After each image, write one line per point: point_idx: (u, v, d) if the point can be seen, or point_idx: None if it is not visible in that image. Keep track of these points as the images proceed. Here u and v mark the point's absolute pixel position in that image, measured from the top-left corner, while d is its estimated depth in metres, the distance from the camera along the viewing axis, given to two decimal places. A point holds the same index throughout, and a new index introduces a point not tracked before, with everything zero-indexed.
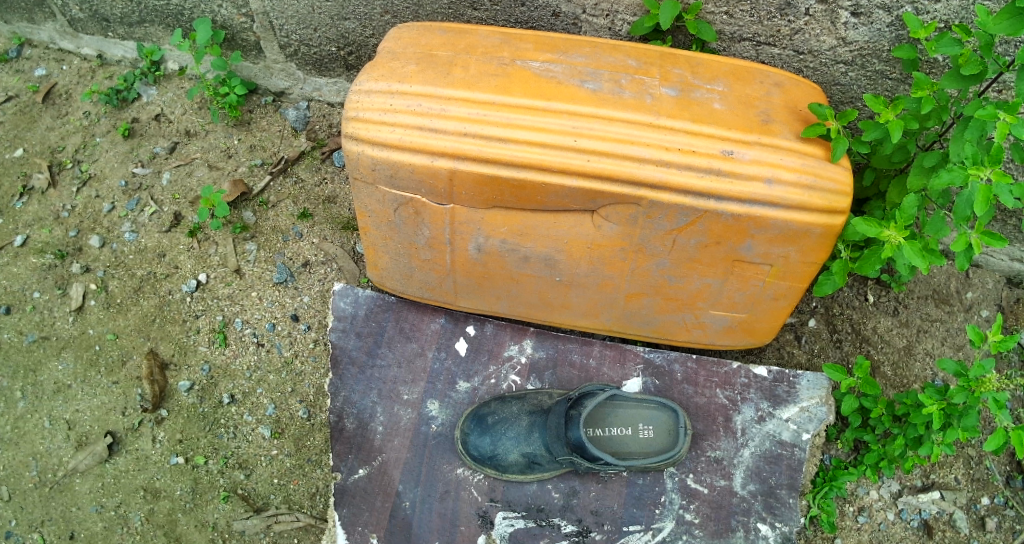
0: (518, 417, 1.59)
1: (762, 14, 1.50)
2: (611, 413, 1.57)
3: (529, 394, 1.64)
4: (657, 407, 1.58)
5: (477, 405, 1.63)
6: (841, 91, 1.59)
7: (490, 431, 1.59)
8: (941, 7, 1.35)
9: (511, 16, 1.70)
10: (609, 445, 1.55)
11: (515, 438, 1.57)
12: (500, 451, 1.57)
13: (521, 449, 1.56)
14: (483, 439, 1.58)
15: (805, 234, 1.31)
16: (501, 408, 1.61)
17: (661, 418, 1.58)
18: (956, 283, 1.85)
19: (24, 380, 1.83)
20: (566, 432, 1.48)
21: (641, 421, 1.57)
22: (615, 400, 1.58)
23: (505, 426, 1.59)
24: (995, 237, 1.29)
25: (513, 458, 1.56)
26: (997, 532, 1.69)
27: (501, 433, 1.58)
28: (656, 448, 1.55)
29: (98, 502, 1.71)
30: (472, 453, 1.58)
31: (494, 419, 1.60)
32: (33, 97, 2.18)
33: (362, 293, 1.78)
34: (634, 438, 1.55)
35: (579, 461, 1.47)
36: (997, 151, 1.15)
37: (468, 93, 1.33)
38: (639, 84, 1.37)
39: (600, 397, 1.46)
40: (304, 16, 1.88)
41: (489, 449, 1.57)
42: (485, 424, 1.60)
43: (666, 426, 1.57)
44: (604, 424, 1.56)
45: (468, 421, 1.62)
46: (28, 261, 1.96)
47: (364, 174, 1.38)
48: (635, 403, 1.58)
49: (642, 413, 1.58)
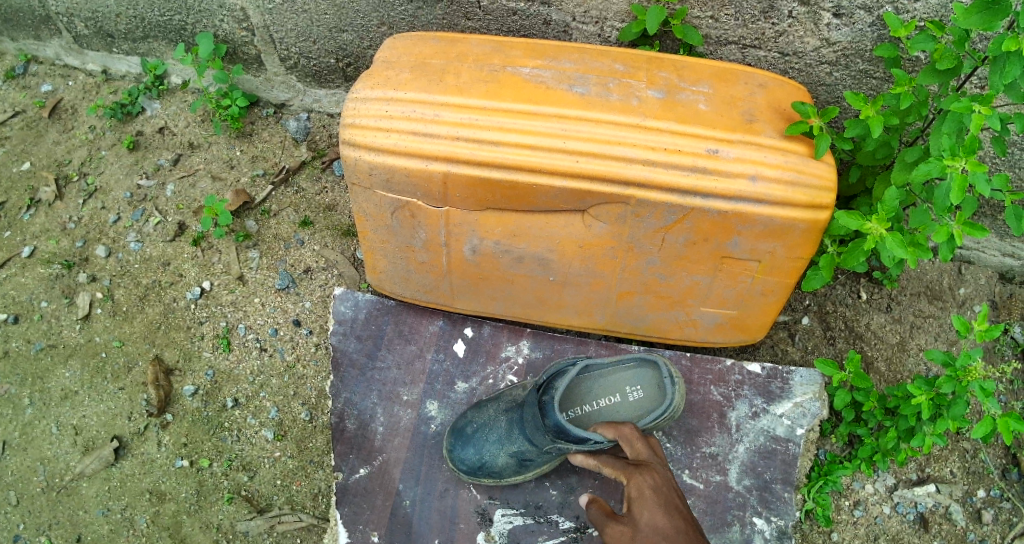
0: (498, 417, 1.54)
1: (746, 18, 1.54)
2: (591, 386, 1.53)
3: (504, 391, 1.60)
4: (638, 364, 1.54)
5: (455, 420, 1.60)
6: (827, 91, 1.63)
7: (470, 438, 1.55)
8: (920, 6, 1.39)
9: (503, 26, 1.75)
10: (601, 417, 1.50)
11: (497, 441, 1.52)
12: (487, 458, 1.52)
13: (505, 450, 1.50)
14: (466, 451, 1.54)
15: (791, 229, 1.34)
16: (477, 412, 1.58)
17: (644, 376, 1.53)
18: (948, 279, 1.88)
19: (31, 387, 1.87)
20: (542, 421, 1.40)
21: (625, 384, 1.52)
22: (592, 371, 1.53)
23: (483, 429, 1.54)
24: (977, 227, 1.33)
25: (503, 462, 1.51)
26: (994, 525, 1.71)
27: (481, 439, 1.54)
28: (648, 407, 1.50)
29: (104, 506, 1.74)
30: (463, 467, 1.55)
31: (473, 428, 1.56)
32: (39, 112, 2.23)
33: (362, 298, 1.82)
34: (623, 404, 1.50)
35: (565, 445, 1.39)
36: (972, 142, 1.20)
37: (460, 99, 1.37)
38: (626, 88, 1.40)
39: (569, 373, 1.42)
40: (303, 29, 1.92)
41: (476, 459, 1.53)
42: (465, 433, 1.56)
43: (652, 382, 1.52)
44: (589, 399, 1.51)
45: (450, 437, 1.59)
46: (35, 272, 2.00)
47: (361, 179, 1.42)
48: (613, 368, 1.53)
49: (624, 376, 1.53)
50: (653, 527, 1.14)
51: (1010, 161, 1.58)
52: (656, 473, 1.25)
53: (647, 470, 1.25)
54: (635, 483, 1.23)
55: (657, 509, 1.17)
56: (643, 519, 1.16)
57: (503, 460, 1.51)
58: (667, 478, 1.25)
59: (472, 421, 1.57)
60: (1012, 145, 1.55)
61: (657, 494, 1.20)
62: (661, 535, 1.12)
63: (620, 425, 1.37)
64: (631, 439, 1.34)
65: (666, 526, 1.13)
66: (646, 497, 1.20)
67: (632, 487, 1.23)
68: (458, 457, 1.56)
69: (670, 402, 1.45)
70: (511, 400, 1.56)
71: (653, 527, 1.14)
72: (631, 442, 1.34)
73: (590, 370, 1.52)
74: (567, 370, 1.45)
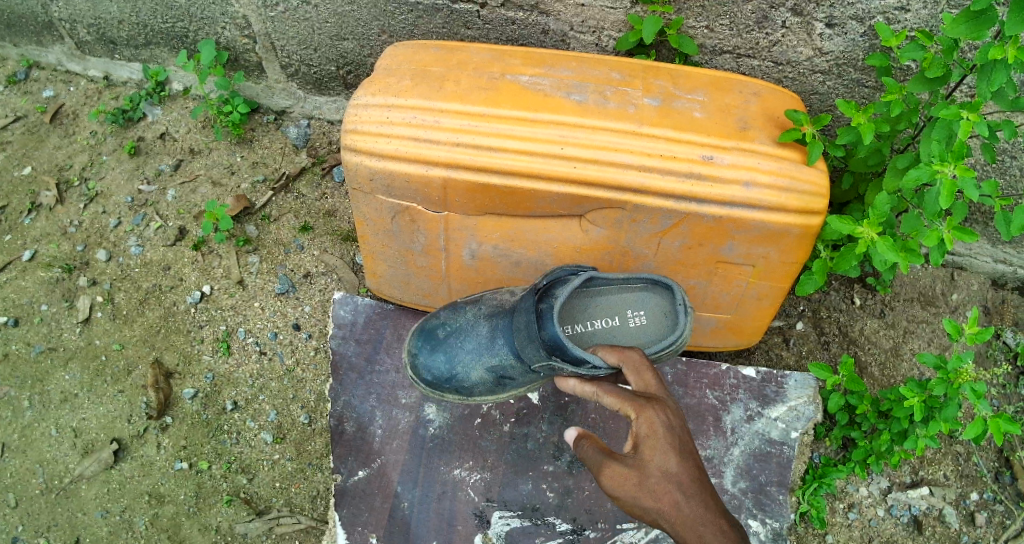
0: (477, 324, 1.43)
1: (741, 28, 1.57)
2: (590, 304, 1.41)
3: (485, 297, 1.49)
4: (645, 287, 1.40)
5: (426, 322, 1.51)
6: (820, 100, 1.67)
7: (443, 346, 1.46)
8: (910, 17, 1.43)
9: (502, 35, 1.78)
10: (594, 339, 1.38)
11: (474, 352, 1.41)
12: (459, 370, 1.42)
13: (482, 364, 1.40)
14: (436, 358, 1.45)
15: (784, 234, 1.37)
16: (454, 318, 1.48)
17: (650, 301, 1.40)
18: (940, 286, 1.91)
19: (31, 390, 1.88)
20: (539, 332, 1.28)
21: (628, 307, 1.40)
22: (593, 288, 1.41)
23: (459, 336, 1.44)
24: (966, 232, 1.36)
25: (477, 377, 1.42)
26: (987, 527, 1.73)
27: (456, 347, 1.44)
28: (650, 335, 1.37)
29: (103, 508, 1.75)
30: (428, 376, 1.47)
31: (447, 334, 1.46)
32: (41, 117, 2.25)
33: (361, 302, 1.83)
34: (622, 329, 1.38)
35: (560, 365, 1.26)
36: (961, 148, 1.24)
37: (460, 105, 1.39)
38: (623, 95, 1.43)
39: (572, 283, 1.30)
40: (304, 37, 1.95)
41: (446, 368, 1.44)
42: (437, 337, 1.47)
43: (660, 309, 1.39)
44: (585, 318, 1.40)
45: (419, 341, 1.50)
46: (36, 275, 2.01)
47: (362, 184, 1.44)
48: (617, 289, 1.41)
49: (628, 298, 1.41)
50: (664, 473, 1.00)
51: (1000, 168, 1.61)
52: (668, 409, 1.10)
53: (659, 405, 1.09)
54: (644, 419, 1.07)
55: (670, 453, 1.02)
56: (653, 464, 1.01)
57: (477, 374, 1.41)
58: (679, 415, 1.10)
59: (447, 326, 1.47)
60: (1001, 152, 1.58)
61: (669, 434, 1.05)
62: (672, 483, 0.99)
63: (626, 351, 1.23)
64: (638, 368, 1.20)
65: (679, 475, 1.00)
66: (657, 439, 1.04)
67: (641, 423, 1.07)
68: (425, 364, 1.47)
69: (678, 332, 1.31)
70: (493, 307, 1.44)
71: (663, 473, 1.00)
72: (638, 371, 1.20)
73: (593, 284, 1.40)
74: (571, 280, 1.32)
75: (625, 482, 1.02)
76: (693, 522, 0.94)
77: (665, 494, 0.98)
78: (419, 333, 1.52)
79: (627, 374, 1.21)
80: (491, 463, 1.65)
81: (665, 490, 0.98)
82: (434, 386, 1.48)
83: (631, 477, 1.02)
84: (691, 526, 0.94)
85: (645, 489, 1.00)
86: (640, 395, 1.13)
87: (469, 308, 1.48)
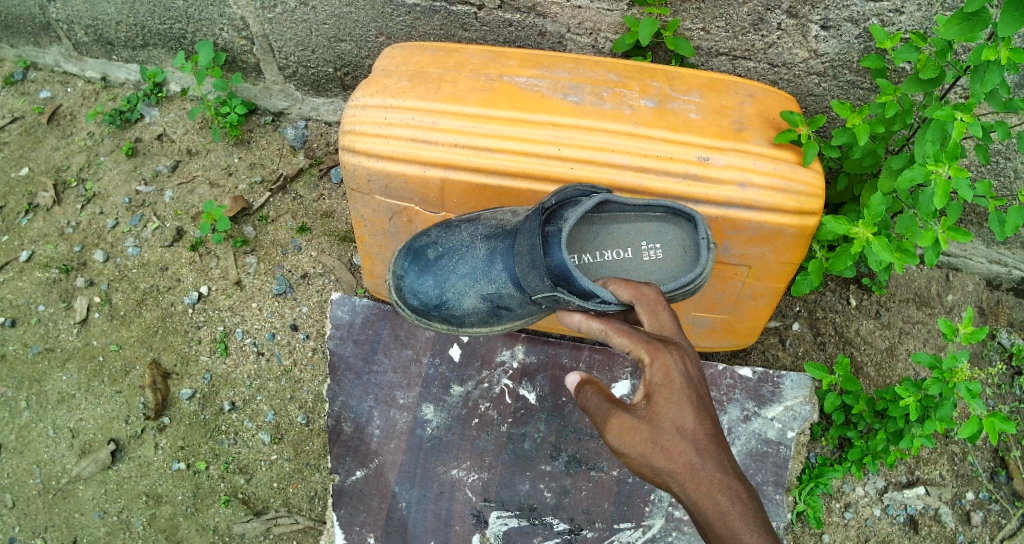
0: (472, 246, 1.34)
1: (737, 30, 1.58)
2: (601, 235, 1.32)
3: (482, 216, 1.38)
4: (664, 218, 1.30)
5: (415, 239, 1.42)
6: (815, 101, 1.68)
7: (433, 268, 1.37)
8: (905, 19, 1.44)
9: (499, 36, 1.78)
10: (602, 271, 1.30)
11: (468, 277, 1.33)
12: (450, 298, 1.36)
13: (476, 292, 1.33)
14: (424, 282, 1.38)
15: (780, 234, 1.37)
16: (447, 237, 1.38)
17: (669, 234, 1.29)
18: (936, 286, 1.92)
19: (28, 390, 1.88)
20: (544, 259, 1.19)
21: (644, 239, 1.30)
22: (607, 215, 1.32)
23: (452, 260, 1.36)
24: (960, 232, 1.38)
25: (469, 305, 1.35)
26: (982, 526, 1.74)
27: (447, 272, 1.36)
28: (664, 271, 1.28)
29: (100, 508, 1.75)
30: (414, 301, 1.40)
31: (437, 255, 1.37)
32: (38, 118, 2.24)
33: (359, 302, 1.82)
34: (635, 262, 1.29)
35: (565, 298, 1.18)
36: (955, 148, 1.26)
37: (458, 106, 1.40)
38: (619, 97, 1.44)
39: (585, 205, 1.19)
40: (302, 38, 1.95)
41: (434, 294, 1.37)
42: (427, 258, 1.38)
43: (678, 242, 1.29)
44: (596, 247, 1.31)
45: (406, 260, 1.41)
46: (32, 276, 2.01)
47: (360, 185, 1.45)
48: (634, 217, 1.31)
49: (645, 228, 1.31)
50: (680, 431, 0.95)
51: (994, 169, 1.63)
52: (685, 353, 1.02)
53: (675, 348, 1.02)
54: (659, 367, 0.99)
55: (687, 408, 0.97)
56: (667, 421, 0.96)
57: (471, 301, 1.34)
58: (695, 360, 1.03)
59: (438, 245, 1.38)
60: (996, 153, 1.59)
61: (687, 385, 0.99)
62: (688, 442, 0.95)
63: (641, 287, 1.12)
64: (654, 307, 1.10)
65: (696, 434, 0.95)
66: (674, 392, 0.98)
67: (656, 371, 0.99)
68: (412, 289, 1.40)
69: (699, 270, 1.20)
70: (491, 227, 1.34)
71: (678, 432, 0.95)
72: (653, 310, 1.09)
73: (606, 208, 1.29)
74: (583, 203, 1.21)
75: (635, 438, 0.97)
76: (710, 487, 0.92)
77: (681, 456, 0.94)
78: (406, 254, 1.43)
79: (640, 312, 1.10)
80: (488, 463, 1.66)
81: (679, 451, 0.94)
82: (421, 312, 1.42)
83: (642, 434, 0.97)
84: (707, 492, 0.91)
85: (658, 449, 0.95)
86: (653, 335, 1.05)
87: (464, 228, 1.38)
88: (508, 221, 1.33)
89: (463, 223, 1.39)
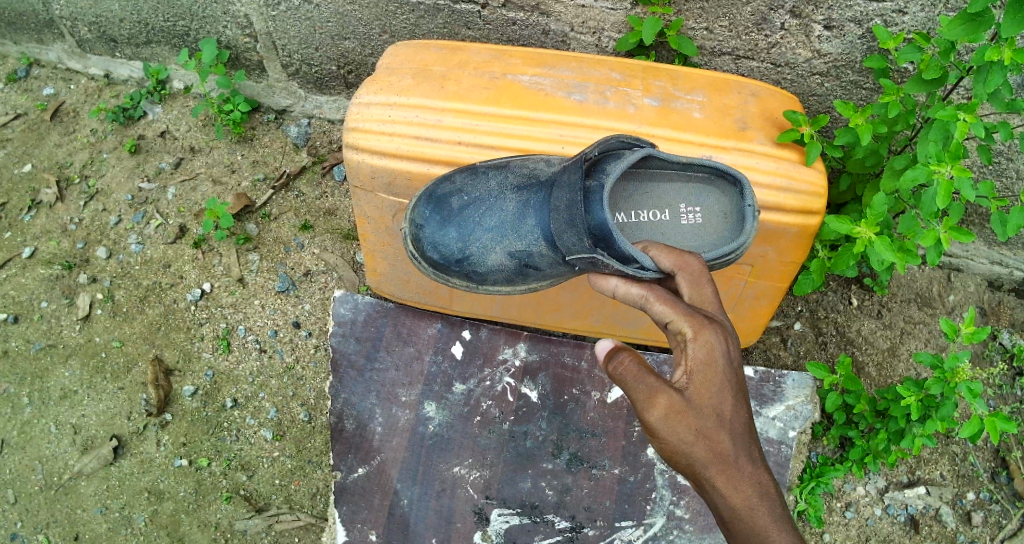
0: (502, 197, 1.31)
1: (740, 30, 1.58)
2: (641, 193, 1.32)
3: (512, 162, 1.34)
4: (706, 180, 1.31)
5: (437, 183, 1.36)
6: (818, 101, 1.68)
7: (457, 220, 1.32)
8: (908, 19, 1.44)
9: (503, 35, 1.79)
10: (639, 232, 1.30)
11: (495, 232, 1.30)
12: (473, 253, 1.31)
13: (503, 248, 1.29)
14: (446, 233, 1.32)
15: (782, 234, 1.37)
16: (473, 186, 1.33)
17: (709, 200, 1.30)
18: (937, 287, 1.93)
19: (30, 386, 1.88)
20: (584, 217, 1.17)
21: (684, 201, 1.30)
22: (647, 175, 1.32)
23: (478, 211, 1.31)
24: (963, 232, 1.39)
25: (493, 262, 1.32)
26: (983, 526, 1.75)
27: (472, 224, 1.31)
28: (702, 235, 1.28)
29: (102, 504, 1.77)
30: (434, 254, 1.35)
31: (461, 205, 1.33)
32: (41, 115, 2.24)
33: (361, 300, 1.82)
34: (672, 226, 1.29)
35: (603, 261, 1.16)
36: (958, 148, 1.26)
37: (461, 105, 1.40)
38: (623, 96, 1.44)
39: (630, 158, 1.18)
40: (305, 36, 1.96)
41: (457, 248, 1.32)
42: (450, 207, 1.33)
43: (718, 207, 1.29)
44: (635, 208, 1.31)
45: (427, 208, 1.35)
46: (35, 272, 2.01)
47: (363, 182, 1.44)
48: (676, 177, 1.31)
49: (685, 190, 1.31)
50: (719, 418, 0.94)
51: (996, 170, 1.63)
52: (728, 334, 1.01)
53: (719, 329, 1.01)
54: (704, 345, 0.98)
55: (726, 396, 0.96)
56: (708, 407, 0.95)
57: (496, 257, 1.30)
58: (736, 342, 1.02)
59: (463, 195, 1.33)
60: (998, 154, 1.60)
61: (728, 371, 0.98)
62: (725, 431, 0.94)
63: (686, 256, 1.11)
64: (698, 278, 1.09)
65: (733, 424, 0.95)
66: (716, 378, 0.96)
67: (699, 348, 0.98)
68: (432, 241, 1.34)
69: (744, 238, 1.19)
70: (522, 178, 1.31)
71: (718, 419, 0.94)
72: (697, 282, 1.08)
73: (649, 165, 1.29)
74: (627, 156, 1.21)
75: (677, 421, 0.93)
76: (742, 481, 0.91)
77: (720, 445, 0.92)
78: (426, 201, 1.36)
79: (683, 281, 1.09)
80: (490, 461, 1.66)
81: (719, 441, 0.92)
82: (439, 266, 1.37)
83: (686, 417, 0.93)
84: (738, 486, 0.91)
85: (698, 434, 0.92)
86: (696, 310, 1.03)
87: (492, 175, 1.33)
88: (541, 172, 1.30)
89: (490, 169, 1.34)
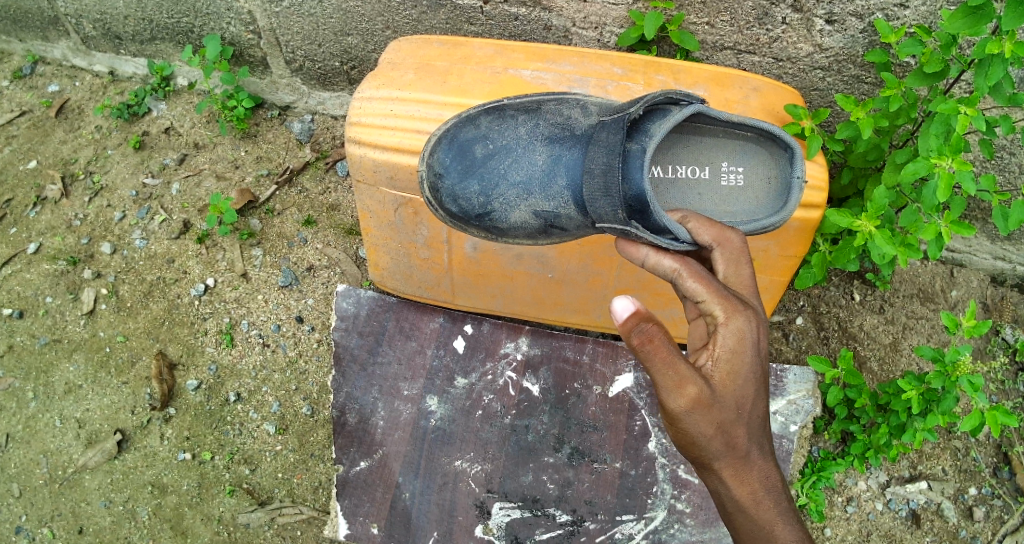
0: (532, 151, 1.32)
1: (741, 24, 1.59)
2: (682, 146, 1.32)
3: (542, 108, 1.36)
4: (755, 140, 1.31)
5: (457, 130, 1.36)
6: (820, 95, 1.68)
7: (480, 171, 1.33)
8: (910, 13, 1.44)
9: (505, 30, 1.79)
10: (671, 189, 1.30)
11: (522, 191, 1.31)
12: (496, 209, 1.33)
13: (529, 206, 1.31)
14: (468, 184, 1.33)
15: (784, 227, 1.37)
16: (499, 133, 1.34)
17: (755, 159, 1.31)
18: (940, 282, 1.92)
19: (36, 381, 1.90)
20: (621, 186, 1.17)
21: (727, 159, 1.31)
22: (690, 131, 1.32)
23: (503, 162, 1.32)
24: (963, 226, 1.41)
25: (516, 219, 1.34)
26: (984, 522, 1.75)
27: (497, 177, 1.32)
28: (745, 196, 1.31)
29: (106, 498, 1.80)
30: (453, 208, 1.35)
31: (484, 152, 1.33)
32: (46, 112, 2.24)
33: (364, 294, 1.82)
34: (711, 186, 1.31)
35: (637, 233, 1.16)
36: (958, 141, 1.27)
37: (464, 100, 1.41)
38: (625, 90, 1.45)
39: (677, 117, 1.19)
40: (308, 32, 1.96)
41: (479, 205, 1.33)
42: (473, 156, 1.33)
43: (761, 170, 1.31)
44: (675, 162, 1.31)
45: (446, 155, 1.35)
46: (40, 268, 2.02)
47: (366, 176, 1.45)
48: (721, 133, 1.32)
49: (730, 147, 1.32)
50: (739, 411, 0.98)
51: (998, 165, 1.63)
52: (759, 321, 1.01)
53: (752, 315, 1.01)
54: (735, 333, 0.99)
55: (749, 388, 0.99)
56: (731, 399, 0.97)
57: (520, 216, 1.32)
58: (766, 329, 1.03)
59: (488, 143, 1.34)
60: (1000, 149, 1.59)
61: (754, 362, 0.99)
62: (742, 424, 0.98)
63: (729, 232, 1.12)
64: (738, 261, 1.11)
65: (751, 416, 0.99)
66: (742, 370, 0.98)
67: (730, 336, 0.98)
68: (452, 193, 1.34)
69: (784, 214, 1.23)
70: (554, 128, 1.32)
71: (738, 411, 0.97)
72: (737, 264, 1.10)
73: (697, 120, 1.29)
74: (676, 113, 1.20)
75: (700, 413, 0.95)
76: (751, 476, 0.98)
77: (736, 439, 0.97)
78: (448, 148, 1.35)
79: (720, 258, 1.11)
80: (491, 454, 1.67)
81: (737, 435, 0.97)
82: (457, 219, 1.37)
83: (710, 410, 0.95)
84: (746, 480, 0.98)
85: (718, 428, 0.96)
86: (729, 290, 1.03)
87: (520, 121, 1.35)
88: (574, 123, 1.32)
89: (519, 115, 1.36)
